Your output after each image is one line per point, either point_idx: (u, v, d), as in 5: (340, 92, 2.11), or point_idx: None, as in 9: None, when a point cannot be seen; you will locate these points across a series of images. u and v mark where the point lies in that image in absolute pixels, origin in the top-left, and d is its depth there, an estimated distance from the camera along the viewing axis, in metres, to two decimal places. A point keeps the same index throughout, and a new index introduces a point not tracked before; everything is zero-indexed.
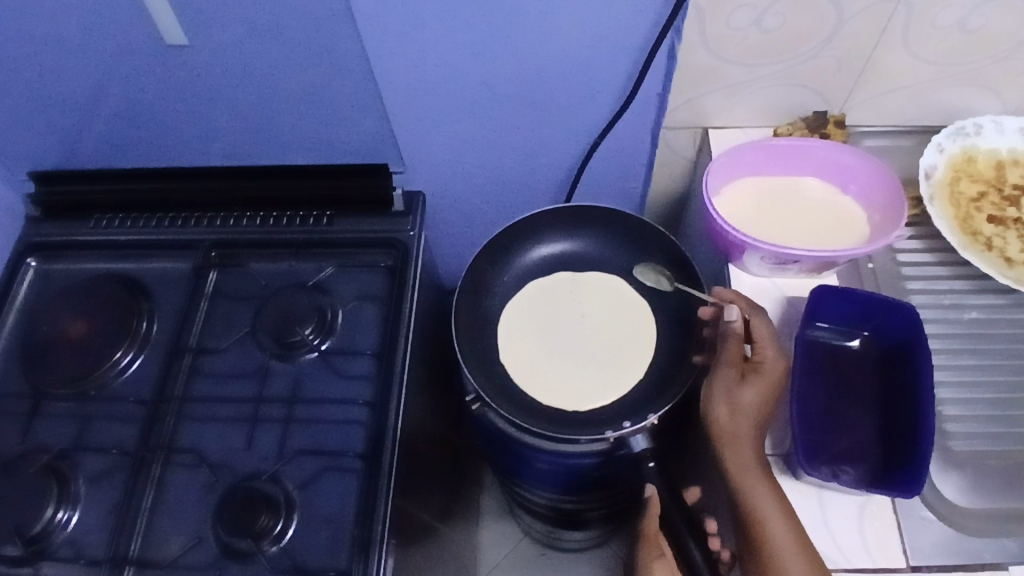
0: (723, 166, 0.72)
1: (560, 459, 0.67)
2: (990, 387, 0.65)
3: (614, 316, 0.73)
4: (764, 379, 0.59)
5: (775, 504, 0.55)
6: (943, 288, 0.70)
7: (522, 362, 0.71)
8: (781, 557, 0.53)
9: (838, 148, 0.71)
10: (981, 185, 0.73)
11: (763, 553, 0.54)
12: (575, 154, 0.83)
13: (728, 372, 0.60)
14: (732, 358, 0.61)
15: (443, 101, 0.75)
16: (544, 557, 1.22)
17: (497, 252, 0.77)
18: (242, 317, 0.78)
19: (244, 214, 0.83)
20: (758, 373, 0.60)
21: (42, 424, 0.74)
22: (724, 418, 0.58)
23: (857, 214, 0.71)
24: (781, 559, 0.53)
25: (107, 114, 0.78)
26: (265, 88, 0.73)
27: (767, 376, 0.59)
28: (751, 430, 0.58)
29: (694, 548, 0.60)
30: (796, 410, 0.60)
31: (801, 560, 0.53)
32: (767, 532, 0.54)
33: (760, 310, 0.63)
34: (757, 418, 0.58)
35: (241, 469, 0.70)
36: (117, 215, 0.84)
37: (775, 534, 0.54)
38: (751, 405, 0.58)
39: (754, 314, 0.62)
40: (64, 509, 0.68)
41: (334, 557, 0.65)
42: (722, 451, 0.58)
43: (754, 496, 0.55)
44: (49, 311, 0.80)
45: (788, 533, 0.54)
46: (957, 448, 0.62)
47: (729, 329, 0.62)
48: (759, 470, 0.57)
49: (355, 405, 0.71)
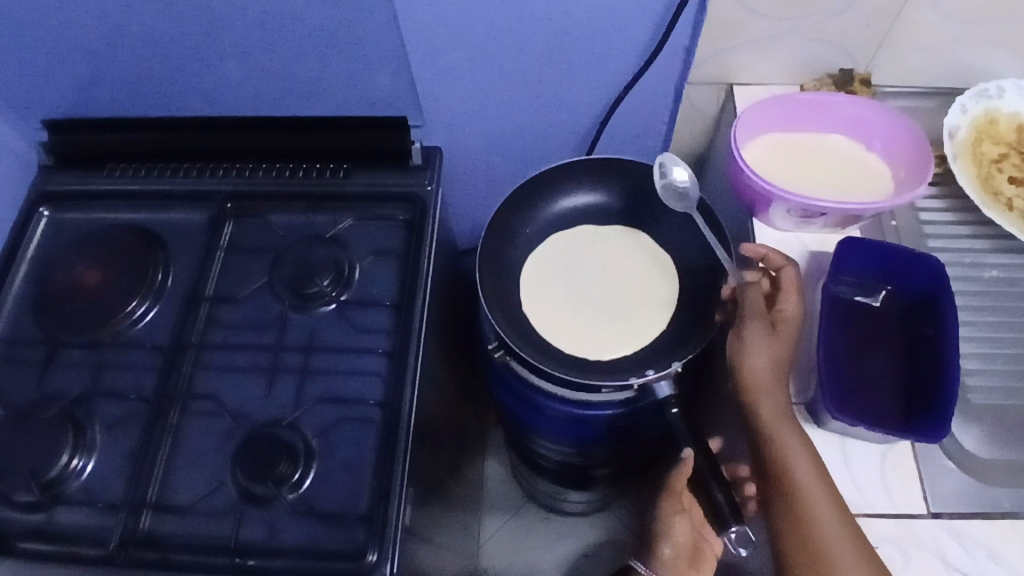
0: (754, 118, 0.74)
1: (581, 409, 0.71)
2: (1004, 343, 0.68)
3: (635, 270, 0.76)
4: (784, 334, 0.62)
5: (806, 454, 0.58)
6: (963, 247, 0.72)
7: (548, 313, 0.73)
8: (813, 504, 0.56)
9: (865, 103, 0.73)
10: (1003, 147, 0.75)
11: (792, 500, 0.57)
12: (598, 109, 0.83)
13: (752, 329, 0.62)
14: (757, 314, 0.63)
15: (471, 52, 0.74)
16: (547, 521, 1.23)
17: (519, 204, 0.78)
18: (258, 268, 0.77)
19: (259, 166, 0.82)
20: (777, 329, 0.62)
21: (57, 371, 0.73)
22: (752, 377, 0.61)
23: (882, 169, 0.73)
24: (812, 507, 0.56)
25: (123, 61, 0.76)
26: (287, 36, 0.72)
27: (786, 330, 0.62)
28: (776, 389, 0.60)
29: (717, 489, 0.63)
30: (823, 354, 0.62)
31: (831, 507, 0.56)
32: (798, 484, 0.57)
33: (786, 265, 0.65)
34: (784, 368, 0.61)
35: (260, 417, 0.69)
36: (131, 165, 0.83)
37: (805, 486, 0.57)
38: (777, 364, 0.60)
39: (786, 264, 0.65)
40: (79, 456, 0.68)
41: (353, 504, 0.65)
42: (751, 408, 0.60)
43: (783, 450, 0.58)
44: (63, 260, 0.79)
45: (816, 483, 0.57)
46: (977, 401, 0.66)
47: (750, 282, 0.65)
48: (787, 424, 0.59)
49: (374, 355, 0.72)
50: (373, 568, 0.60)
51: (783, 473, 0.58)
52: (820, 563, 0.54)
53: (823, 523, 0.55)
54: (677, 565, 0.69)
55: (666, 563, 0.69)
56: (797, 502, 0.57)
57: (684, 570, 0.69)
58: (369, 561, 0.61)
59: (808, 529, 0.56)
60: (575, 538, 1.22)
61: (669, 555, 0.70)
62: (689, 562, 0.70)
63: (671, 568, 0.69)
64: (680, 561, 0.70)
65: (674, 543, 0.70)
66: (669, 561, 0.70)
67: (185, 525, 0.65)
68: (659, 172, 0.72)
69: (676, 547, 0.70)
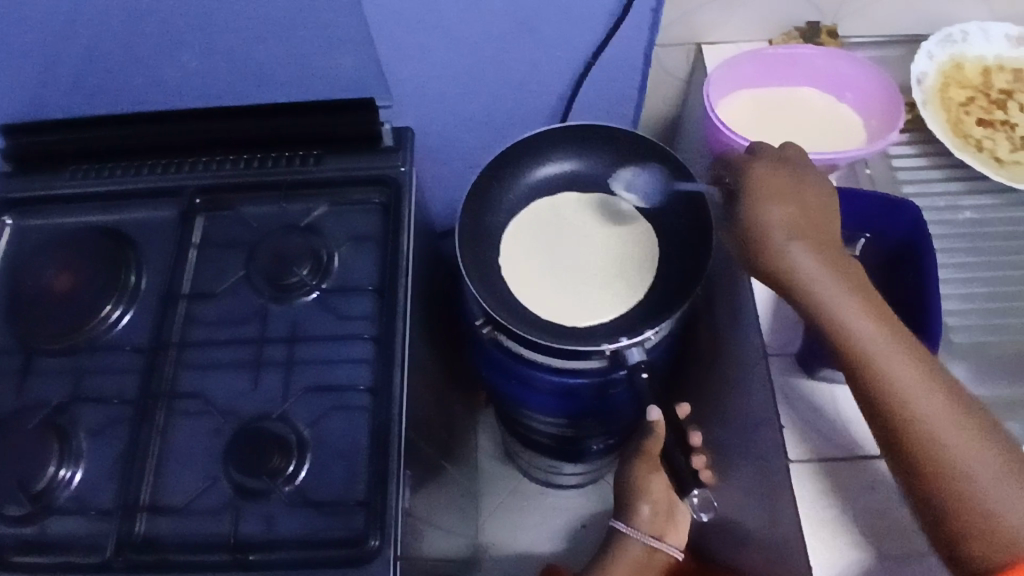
0: (725, 76, 0.76)
1: (568, 377, 0.73)
2: (980, 282, 0.70)
3: (615, 238, 0.79)
4: (804, 206, 0.61)
5: (917, 376, 0.54)
6: (939, 191, 0.74)
7: (529, 283, 0.76)
8: (937, 429, 0.52)
9: (835, 55, 0.75)
10: (969, 91, 0.77)
11: (913, 432, 0.53)
12: (570, 77, 0.82)
13: (774, 206, 0.60)
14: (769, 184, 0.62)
15: (436, 26, 0.73)
16: (543, 497, 1.24)
17: (504, 168, 0.82)
18: (233, 262, 0.76)
19: (226, 158, 0.80)
20: (794, 194, 0.61)
21: (36, 381, 0.71)
22: (792, 260, 0.58)
23: (855, 120, 0.75)
24: (937, 435, 0.52)
25: (79, 56, 0.74)
26: (246, 20, 0.70)
27: (805, 198, 0.61)
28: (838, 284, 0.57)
29: (678, 454, 0.63)
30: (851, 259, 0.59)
31: (955, 426, 0.53)
32: (916, 411, 0.53)
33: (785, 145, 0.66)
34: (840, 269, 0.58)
35: (248, 412, 0.68)
36: (93, 166, 0.81)
37: (923, 409, 0.53)
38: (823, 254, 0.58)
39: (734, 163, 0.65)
40: (66, 466, 0.66)
41: (350, 490, 0.64)
42: (811, 304, 0.57)
43: (864, 344, 0.55)
44: (32, 266, 0.76)
45: (907, 364, 0.54)
46: (958, 339, 0.67)
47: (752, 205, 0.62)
48: (857, 312, 0.56)
49: (359, 341, 0.71)
50: (376, 553, 0.60)
51: (891, 397, 0.54)
52: (960, 490, 0.51)
53: (953, 448, 0.52)
54: (654, 520, 0.71)
55: (644, 521, 0.71)
56: (921, 433, 0.53)
57: (660, 524, 0.72)
58: (372, 546, 0.61)
59: (942, 461, 0.52)
60: (571, 510, 1.23)
61: (647, 513, 0.70)
62: (664, 514, 0.72)
63: (649, 523, 0.71)
64: (657, 516, 0.71)
65: (652, 501, 0.71)
66: (647, 519, 0.70)
67: (180, 526, 0.64)
68: (620, 180, 0.81)
69: (654, 506, 0.71)
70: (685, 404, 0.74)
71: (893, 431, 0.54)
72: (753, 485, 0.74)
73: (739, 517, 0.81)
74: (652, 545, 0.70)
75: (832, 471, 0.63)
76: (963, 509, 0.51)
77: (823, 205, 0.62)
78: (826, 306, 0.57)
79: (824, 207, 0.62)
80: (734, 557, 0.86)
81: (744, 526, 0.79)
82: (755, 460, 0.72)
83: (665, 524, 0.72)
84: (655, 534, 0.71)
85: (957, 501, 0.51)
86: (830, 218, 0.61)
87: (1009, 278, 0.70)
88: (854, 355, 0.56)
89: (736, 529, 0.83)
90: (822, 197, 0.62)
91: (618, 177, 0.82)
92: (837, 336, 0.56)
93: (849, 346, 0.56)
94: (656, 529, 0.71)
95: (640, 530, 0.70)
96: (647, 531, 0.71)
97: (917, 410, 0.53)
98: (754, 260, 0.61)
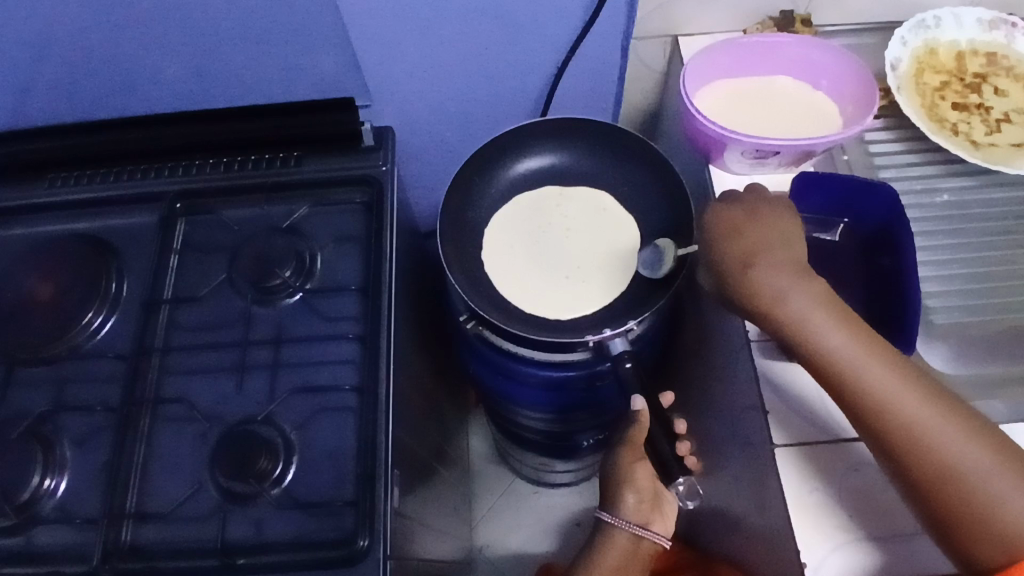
0: (701, 66, 0.77)
1: (556, 371, 0.73)
2: (959, 263, 0.71)
3: (598, 228, 0.79)
4: (764, 234, 0.64)
5: (896, 381, 0.55)
6: (916, 174, 0.75)
7: (512, 277, 0.76)
8: (931, 434, 0.53)
9: (808, 43, 0.76)
10: (944, 75, 0.78)
11: (904, 441, 0.53)
12: (549, 71, 0.82)
13: (735, 243, 0.65)
14: (730, 223, 0.66)
15: (414, 24, 0.74)
16: (536, 496, 1.24)
17: (486, 165, 0.82)
18: (217, 265, 0.75)
19: (205, 161, 0.79)
20: (754, 226, 0.65)
21: (17, 391, 0.70)
22: (758, 283, 0.61)
23: (830, 106, 0.76)
24: (932, 439, 0.53)
25: (55, 63, 0.73)
26: (221, 21, 0.70)
27: (764, 227, 0.65)
28: (806, 300, 0.59)
29: (665, 445, 0.64)
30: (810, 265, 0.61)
31: (948, 426, 0.53)
32: (903, 418, 0.54)
33: (753, 186, 0.69)
34: (807, 286, 0.60)
35: (233, 416, 0.68)
36: (72, 173, 0.80)
37: (912, 414, 0.54)
38: (786, 276, 0.61)
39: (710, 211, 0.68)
40: (51, 476, 0.66)
41: (339, 491, 0.64)
42: (788, 330, 0.59)
43: (842, 359, 0.56)
44: (8, 276, 0.75)
45: (884, 369, 0.55)
46: (939, 320, 0.68)
47: (720, 248, 0.65)
48: (830, 330, 0.58)
49: (344, 341, 0.70)
50: (365, 553, 0.60)
51: (879, 409, 0.54)
52: (967, 493, 0.51)
53: (948, 451, 0.52)
54: (640, 508, 0.69)
55: (630, 510, 0.69)
56: (916, 443, 0.53)
57: (646, 513, 0.70)
58: (361, 546, 0.60)
59: (942, 467, 0.52)
60: (565, 507, 1.23)
61: (632, 501, 0.69)
62: (651, 503, 0.70)
63: (633, 512, 0.69)
64: (643, 505, 0.69)
65: (636, 490, 0.69)
66: (633, 509, 0.68)
67: (168, 532, 0.63)
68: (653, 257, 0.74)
69: (639, 494, 0.69)
70: (669, 392, 0.74)
71: (892, 448, 0.54)
72: (740, 473, 0.74)
73: (728, 506, 0.81)
74: (639, 534, 0.68)
75: (821, 454, 0.63)
76: (974, 511, 0.51)
77: (784, 226, 0.65)
78: (795, 324, 0.59)
79: (787, 230, 0.65)
80: (725, 548, 0.86)
81: (733, 513, 0.79)
82: (742, 448, 0.72)
83: (652, 513, 0.70)
84: (641, 523, 0.69)
85: (969, 506, 0.51)
86: (793, 235, 0.64)
87: (988, 259, 0.71)
88: (834, 373, 0.57)
89: (726, 518, 0.83)
90: (781, 220, 0.65)
91: (598, 170, 0.83)
92: (812, 350, 0.58)
93: (821, 358, 0.57)
94: (642, 518, 0.69)
95: (625, 519, 0.68)
96: (633, 520, 0.68)
97: (900, 416, 0.54)
98: (725, 286, 0.64)
